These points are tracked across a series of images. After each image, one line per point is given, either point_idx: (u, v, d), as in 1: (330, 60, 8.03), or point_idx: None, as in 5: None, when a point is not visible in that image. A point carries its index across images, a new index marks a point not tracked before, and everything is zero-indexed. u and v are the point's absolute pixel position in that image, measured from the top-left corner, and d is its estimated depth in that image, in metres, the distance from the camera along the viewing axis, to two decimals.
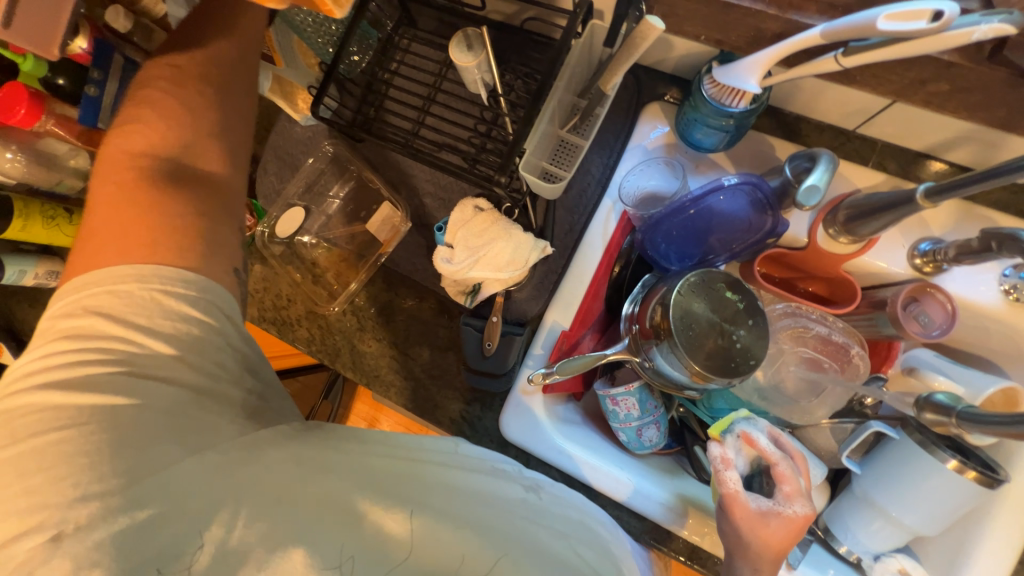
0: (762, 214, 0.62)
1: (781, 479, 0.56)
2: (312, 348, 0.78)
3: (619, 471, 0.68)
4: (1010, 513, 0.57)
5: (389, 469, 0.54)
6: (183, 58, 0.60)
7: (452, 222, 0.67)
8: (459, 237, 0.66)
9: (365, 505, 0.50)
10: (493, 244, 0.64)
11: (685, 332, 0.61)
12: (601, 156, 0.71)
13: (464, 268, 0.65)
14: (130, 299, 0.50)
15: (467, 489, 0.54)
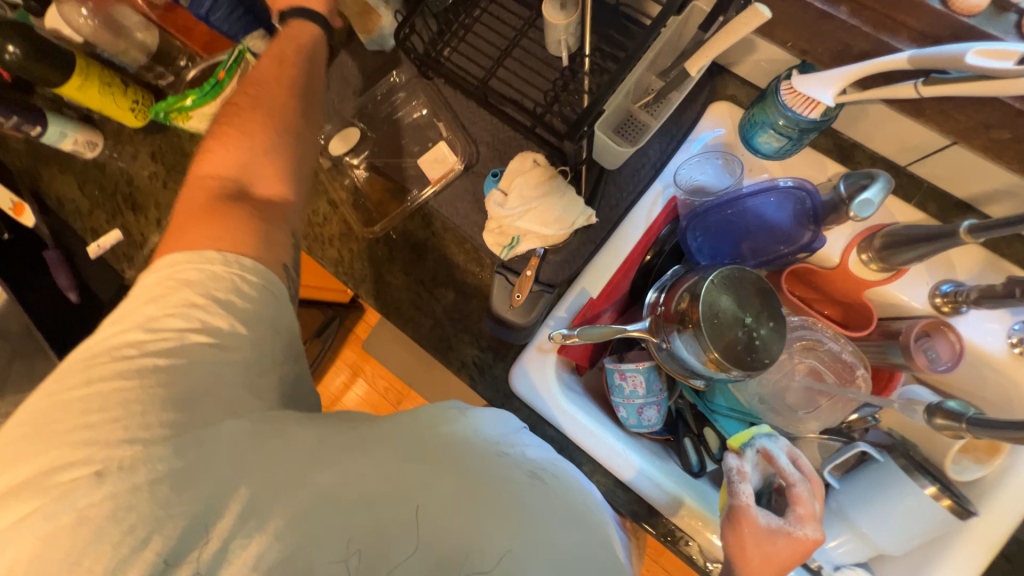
0: (803, 227, 0.66)
1: (796, 500, 0.59)
2: (339, 269, 0.79)
3: (622, 449, 0.70)
4: (971, 549, 0.61)
5: (402, 451, 0.48)
6: (256, 84, 0.65)
7: (508, 169, 0.69)
8: (515, 184, 0.68)
9: (381, 497, 0.45)
10: (546, 199, 0.67)
11: (710, 320, 0.63)
12: (660, 143, 0.73)
13: (513, 216, 0.68)
14: (211, 277, 0.50)
15: (488, 473, 0.49)
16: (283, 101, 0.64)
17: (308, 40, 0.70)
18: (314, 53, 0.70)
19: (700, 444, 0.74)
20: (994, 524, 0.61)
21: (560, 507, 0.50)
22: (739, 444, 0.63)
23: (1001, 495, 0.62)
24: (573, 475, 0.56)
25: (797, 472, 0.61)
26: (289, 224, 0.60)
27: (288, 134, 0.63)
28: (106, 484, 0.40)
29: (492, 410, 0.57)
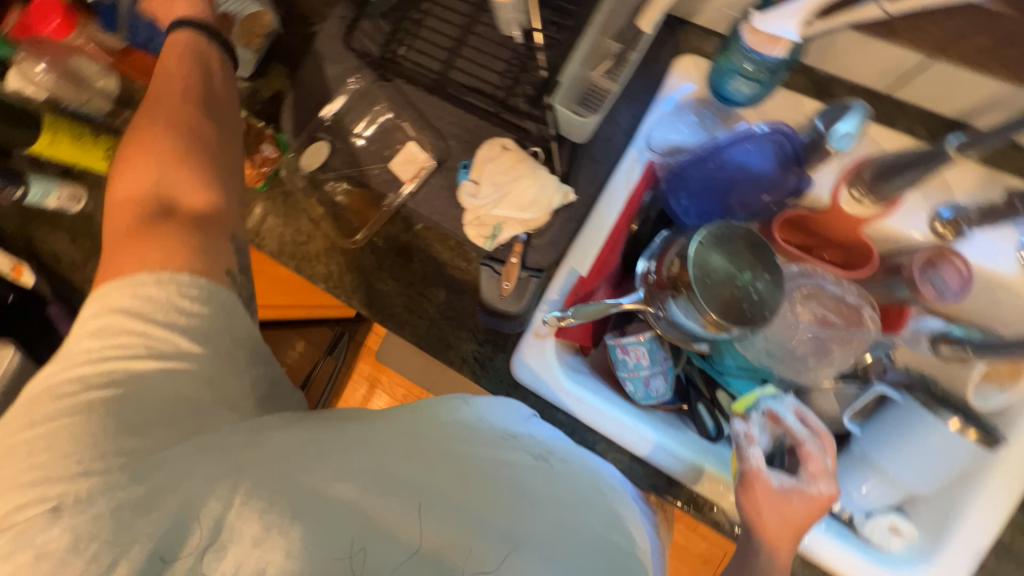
0: (787, 171, 0.64)
1: (807, 457, 0.59)
2: (329, 284, 0.79)
3: (637, 425, 0.69)
4: (1003, 478, 0.59)
5: (404, 450, 0.50)
6: (162, 96, 0.64)
7: (478, 157, 0.71)
8: (487, 171, 0.71)
9: (383, 501, 0.46)
10: (519, 181, 0.68)
11: (703, 281, 0.62)
12: (629, 107, 0.71)
13: (488, 204, 0.70)
14: (150, 300, 0.50)
15: (493, 471, 0.51)
16: (192, 105, 0.63)
17: (197, 41, 0.68)
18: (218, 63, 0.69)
19: (714, 408, 0.73)
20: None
21: (574, 495, 0.53)
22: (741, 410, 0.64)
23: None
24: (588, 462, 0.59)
25: (805, 429, 0.61)
26: (226, 220, 0.59)
27: (199, 141, 0.61)
28: (63, 519, 0.41)
29: (499, 401, 0.61)
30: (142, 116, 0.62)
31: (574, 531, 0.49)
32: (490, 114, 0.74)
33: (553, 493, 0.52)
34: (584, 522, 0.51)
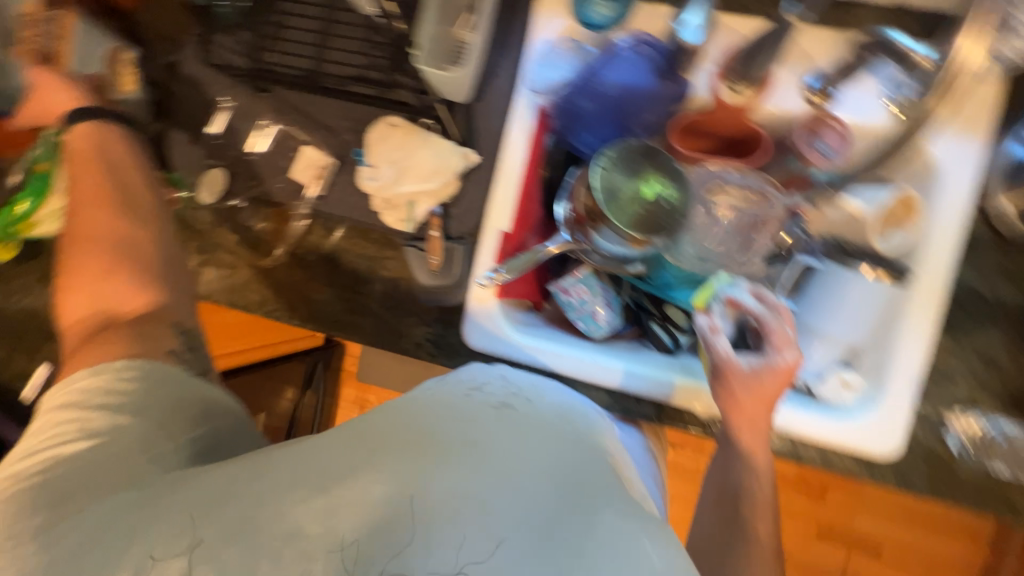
0: (666, 81, 0.68)
1: (770, 333, 0.61)
2: (267, 308, 0.78)
3: (596, 359, 0.72)
4: (923, 307, 0.63)
5: (389, 438, 0.49)
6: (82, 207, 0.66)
7: (370, 141, 0.70)
8: (381, 153, 0.69)
9: (374, 489, 0.45)
10: (416, 153, 0.67)
11: (611, 203, 0.64)
12: (507, 57, 0.72)
13: (388, 183, 0.68)
14: (89, 390, 0.54)
15: (482, 434, 0.50)
16: (98, 202, 0.66)
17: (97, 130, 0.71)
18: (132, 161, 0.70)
19: (666, 323, 0.76)
20: (936, 275, 0.62)
21: (537, 432, 0.53)
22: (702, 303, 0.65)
23: (930, 247, 0.63)
24: (555, 398, 0.60)
25: (764, 307, 0.62)
26: (159, 304, 0.62)
27: (112, 236, 0.64)
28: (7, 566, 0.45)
29: (465, 367, 0.62)
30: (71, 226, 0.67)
31: (539, 465, 0.49)
32: (376, 98, 0.73)
33: (515, 434, 0.51)
34: (550, 454, 0.51)
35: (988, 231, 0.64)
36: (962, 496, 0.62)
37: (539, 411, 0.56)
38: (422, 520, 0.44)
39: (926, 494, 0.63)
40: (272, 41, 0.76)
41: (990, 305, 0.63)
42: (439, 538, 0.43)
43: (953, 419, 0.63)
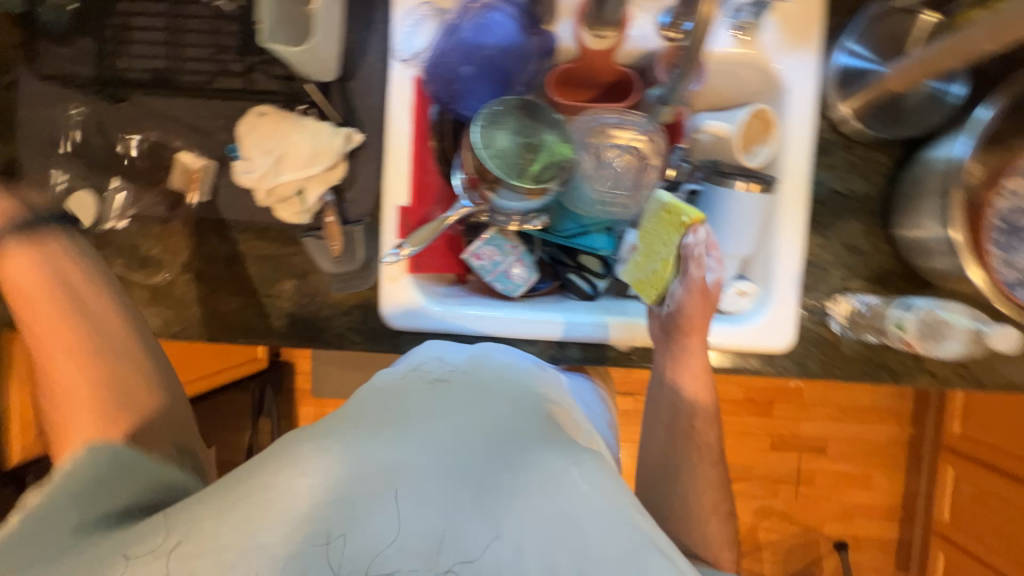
0: (530, 34, 0.69)
1: (718, 248, 0.68)
2: (173, 329, 0.74)
3: (519, 316, 0.73)
4: (792, 211, 0.69)
5: (353, 435, 0.49)
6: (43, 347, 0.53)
7: (240, 132, 0.67)
8: (251, 144, 0.66)
9: (350, 488, 0.45)
10: (288, 139, 0.65)
11: (500, 161, 0.65)
12: (375, 31, 0.70)
13: (267, 173, 0.66)
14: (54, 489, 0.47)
15: (449, 417, 0.53)
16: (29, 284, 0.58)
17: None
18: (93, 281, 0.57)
19: (583, 271, 0.79)
20: (798, 180, 0.69)
21: (465, 397, 0.56)
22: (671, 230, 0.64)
23: (789, 155, 0.69)
24: (483, 356, 0.64)
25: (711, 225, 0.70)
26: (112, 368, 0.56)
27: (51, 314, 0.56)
28: None
29: (419, 348, 0.66)
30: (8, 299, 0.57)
31: (469, 425, 0.52)
32: (246, 92, 0.70)
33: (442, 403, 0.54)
34: (479, 413, 0.54)
35: (833, 133, 0.71)
36: (849, 369, 0.71)
37: (467, 377, 0.59)
38: (359, 498, 0.45)
39: (821, 375, 0.71)
40: (118, 46, 0.71)
41: (845, 198, 0.70)
42: (379, 509, 0.45)
43: (833, 306, 0.70)
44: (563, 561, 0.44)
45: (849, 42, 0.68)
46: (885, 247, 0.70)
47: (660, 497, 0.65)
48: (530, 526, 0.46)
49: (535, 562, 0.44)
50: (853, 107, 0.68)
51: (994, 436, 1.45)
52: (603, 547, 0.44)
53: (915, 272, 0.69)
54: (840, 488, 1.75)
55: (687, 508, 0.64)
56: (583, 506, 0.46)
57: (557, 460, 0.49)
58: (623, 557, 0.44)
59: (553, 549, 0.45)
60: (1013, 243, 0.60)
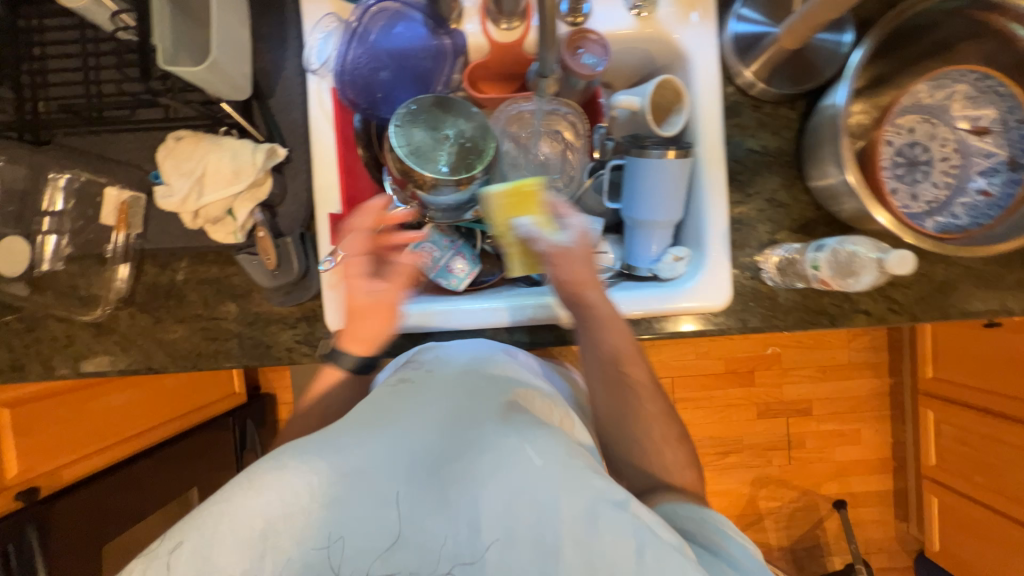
0: (439, 36, 0.71)
1: (562, 212, 0.64)
2: (121, 364, 0.74)
3: (470, 305, 0.73)
4: (713, 173, 0.71)
5: (342, 448, 0.53)
6: (310, 404, 0.69)
7: (159, 157, 0.68)
8: (172, 168, 0.67)
9: (347, 501, 0.51)
10: (207, 158, 0.66)
11: (420, 158, 0.66)
12: (289, 47, 0.72)
13: (189, 195, 0.67)
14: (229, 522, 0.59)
15: (429, 424, 0.57)
16: None
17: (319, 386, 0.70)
18: (362, 348, 0.70)
19: None
20: (715, 142, 0.71)
21: (428, 398, 0.60)
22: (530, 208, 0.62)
23: (704, 120, 0.71)
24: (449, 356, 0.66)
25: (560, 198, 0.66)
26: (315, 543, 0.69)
27: None
28: None
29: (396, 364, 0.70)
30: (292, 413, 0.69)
31: (433, 424, 0.57)
32: (165, 120, 0.70)
33: (406, 406, 0.59)
34: (441, 412, 0.59)
35: (739, 95, 0.74)
36: (789, 318, 0.73)
37: (430, 381, 0.62)
38: (337, 498, 0.51)
39: (762, 328, 0.73)
40: (30, 88, 0.70)
41: (760, 154, 0.73)
42: (361, 508, 0.51)
43: (764, 261, 0.72)
44: (525, 531, 0.49)
45: (737, 7, 0.71)
46: (804, 197, 0.72)
47: (618, 449, 0.67)
48: (493, 504, 0.50)
49: (498, 535, 0.50)
50: (756, 73, 0.71)
51: (964, 374, 1.49)
52: (561, 509, 0.49)
53: (836, 218, 0.72)
54: (830, 447, 1.76)
55: (642, 452, 0.65)
56: (540, 477, 0.50)
57: (512, 440, 0.53)
58: (579, 516, 0.48)
59: (516, 520, 0.50)
60: (915, 176, 0.64)
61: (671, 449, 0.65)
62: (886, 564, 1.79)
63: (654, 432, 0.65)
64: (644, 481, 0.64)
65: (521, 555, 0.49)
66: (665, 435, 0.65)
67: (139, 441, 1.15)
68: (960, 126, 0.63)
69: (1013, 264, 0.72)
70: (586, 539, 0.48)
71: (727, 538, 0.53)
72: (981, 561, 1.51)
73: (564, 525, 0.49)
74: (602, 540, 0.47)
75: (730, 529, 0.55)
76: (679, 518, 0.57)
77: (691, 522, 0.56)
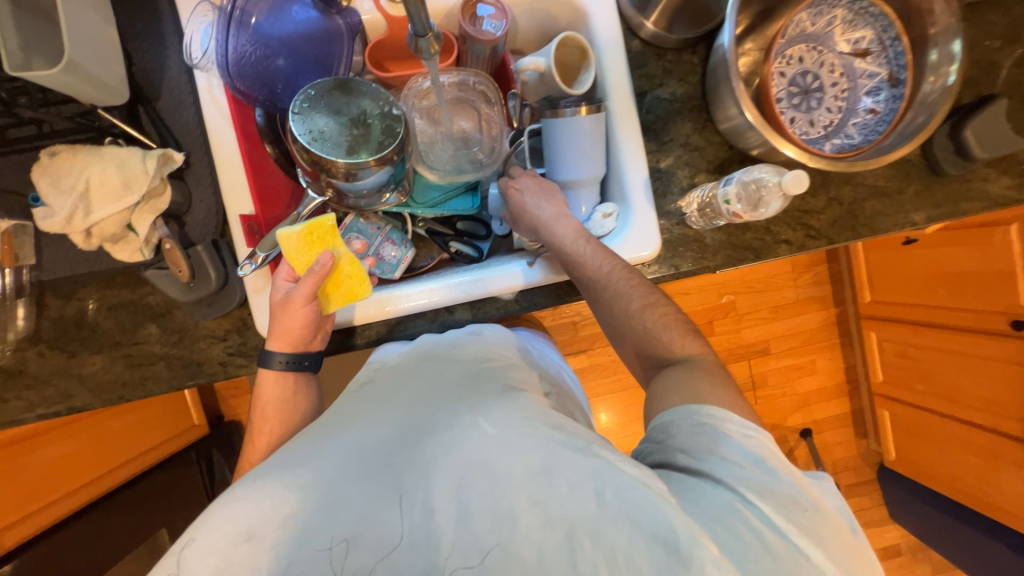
0: (330, 16, 0.69)
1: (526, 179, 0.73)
2: (37, 409, 0.68)
3: (417, 288, 0.70)
4: (626, 124, 0.72)
5: (307, 448, 0.54)
6: (266, 424, 0.66)
7: (33, 177, 0.62)
8: (50, 189, 0.62)
9: (321, 517, 0.48)
10: (89, 170, 0.62)
11: (326, 143, 0.63)
12: (169, 45, 0.67)
13: (74, 214, 0.62)
14: None
15: (403, 426, 0.57)
16: None
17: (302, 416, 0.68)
18: (292, 345, 0.65)
19: (463, 236, 0.81)
20: (623, 94, 0.72)
21: (394, 396, 0.62)
22: (334, 240, 0.65)
23: (611, 73, 0.71)
24: (418, 343, 0.69)
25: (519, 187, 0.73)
26: None
27: None
28: None
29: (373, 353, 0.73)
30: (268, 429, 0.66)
31: (387, 421, 0.57)
32: (40, 139, 0.64)
33: (367, 410, 0.60)
34: (403, 406, 0.60)
35: (643, 46, 0.75)
36: (717, 257, 0.75)
37: (385, 374, 0.66)
38: (291, 511, 0.48)
39: (694, 270, 0.75)
40: None
41: (670, 102, 0.75)
42: (320, 516, 0.48)
43: (686, 205, 0.74)
44: (480, 502, 0.48)
45: None
46: (716, 138, 0.75)
47: (609, 328, 0.69)
48: (446, 485, 0.49)
49: (452, 511, 0.48)
50: (656, 23, 0.72)
51: (897, 291, 1.60)
52: (518, 472, 0.48)
53: (746, 155, 0.74)
54: (792, 381, 1.83)
55: (623, 319, 0.65)
56: (494, 446, 0.51)
57: (469, 420, 0.54)
58: (536, 474, 0.48)
59: (472, 495, 0.48)
60: (810, 103, 0.70)
61: (655, 312, 0.64)
62: (853, 480, 1.89)
63: (629, 302, 0.63)
64: (650, 356, 0.65)
65: (484, 529, 0.47)
66: (641, 300, 0.63)
67: (81, 494, 1.04)
68: (842, 50, 0.70)
69: (910, 177, 0.77)
70: (544, 501, 0.47)
71: (726, 440, 0.50)
72: (931, 461, 1.64)
73: (518, 489, 0.48)
74: (561, 499, 0.47)
75: (731, 427, 0.51)
76: (674, 428, 0.53)
77: (685, 435, 0.52)
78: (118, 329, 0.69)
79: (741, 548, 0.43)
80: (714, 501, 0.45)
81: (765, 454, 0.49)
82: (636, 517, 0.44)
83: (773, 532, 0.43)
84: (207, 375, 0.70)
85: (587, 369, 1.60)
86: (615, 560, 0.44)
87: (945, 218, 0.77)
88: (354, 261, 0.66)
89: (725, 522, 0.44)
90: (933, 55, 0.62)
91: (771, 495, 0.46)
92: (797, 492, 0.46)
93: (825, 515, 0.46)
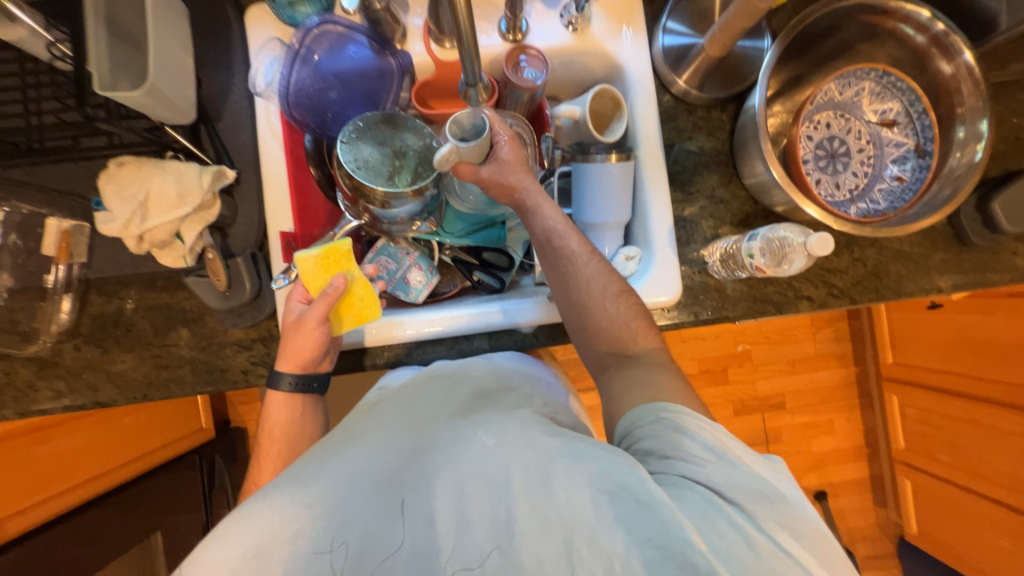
0: (384, 56, 0.74)
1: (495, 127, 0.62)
2: (64, 401, 0.71)
3: (431, 314, 0.72)
4: (653, 173, 0.74)
5: (310, 453, 0.57)
6: (273, 446, 0.68)
7: (98, 184, 0.67)
8: (112, 195, 0.67)
9: (325, 520, 0.49)
10: (150, 181, 0.67)
11: (367, 171, 0.66)
12: (238, 73, 0.73)
13: (131, 219, 0.66)
14: None
15: (395, 431, 0.59)
16: None
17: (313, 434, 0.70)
18: (301, 367, 0.66)
19: (488, 267, 0.83)
20: (652, 144, 0.75)
21: (389, 400, 0.64)
22: (349, 264, 0.68)
23: (642, 124, 0.75)
24: (429, 367, 0.70)
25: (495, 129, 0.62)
26: None
27: None
28: None
29: (387, 376, 0.76)
30: (280, 447, 0.68)
31: (383, 427, 0.60)
32: (109, 148, 0.70)
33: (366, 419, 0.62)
34: (394, 408, 0.62)
35: (674, 101, 0.79)
36: (738, 308, 0.75)
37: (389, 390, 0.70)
38: (298, 530, 0.48)
39: (713, 318, 0.75)
40: None
41: (698, 155, 0.78)
42: (328, 527, 0.49)
43: (707, 254, 0.75)
44: (480, 510, 0.50)
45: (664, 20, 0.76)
46: (741, 193, 0.77)
47: (569, 316, 0.64)
48: (448, 491, 0.52)
49: (453, 518, 0.50)
50: (687, 81, 0.75)
51: (920, 355, 1.55)
52: (512, 480, 0.50)
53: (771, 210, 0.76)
54: (808, 439, 1.77)
55: (593, 303, 0.62)
56: (493, 454, 0.53)
57: (465, 430, 0.58)
58: (530, 480, 0.49)
59: (469, 503, 0.50)
60: (836, 166, 0.72)
61: (625, 302, 0.63)
62: (870, 552, 1.78)
63: (604, 285, 0.62)
64: (610, 341, 0.62)
65: (483, 537, 0.49)
66: (615, 286, 0.63)
67: (91, 487, 1.05)
68: (870, 119, 0.72)
69: (936, 245, 0.77)
70: (540, 505, 0.48)
71: (687, 436, 0.50)
72: (956, 540, 1.54)
73: (519, 498, 0.49)
74: (558, 504, 0.47)
75: (690, 422, 0.51)
76: (639, 431, 0.53)
77: (651, 434, 0.52)
78: (152, 329, 0.72)
79: (725, 545, 0.43)
80: (695, 502, 0.46)
81: (726, 446, 0.50)
82: (632, 521, 0.45)
83: (754, 530, 0.44)
84: (228, 384, 0.72)
85: (596, 408, 1.58)
86: (612, 564, 0.44)
87: (973, 287, 0.76)
88: (366, 284, 0.68)
89: (710, 522, 0.45)
90: (960, 133, 0.65)
91: (740, 489, 0.47)
92: (768, 486, 0.47)
93: (798, 509, 0.47)
